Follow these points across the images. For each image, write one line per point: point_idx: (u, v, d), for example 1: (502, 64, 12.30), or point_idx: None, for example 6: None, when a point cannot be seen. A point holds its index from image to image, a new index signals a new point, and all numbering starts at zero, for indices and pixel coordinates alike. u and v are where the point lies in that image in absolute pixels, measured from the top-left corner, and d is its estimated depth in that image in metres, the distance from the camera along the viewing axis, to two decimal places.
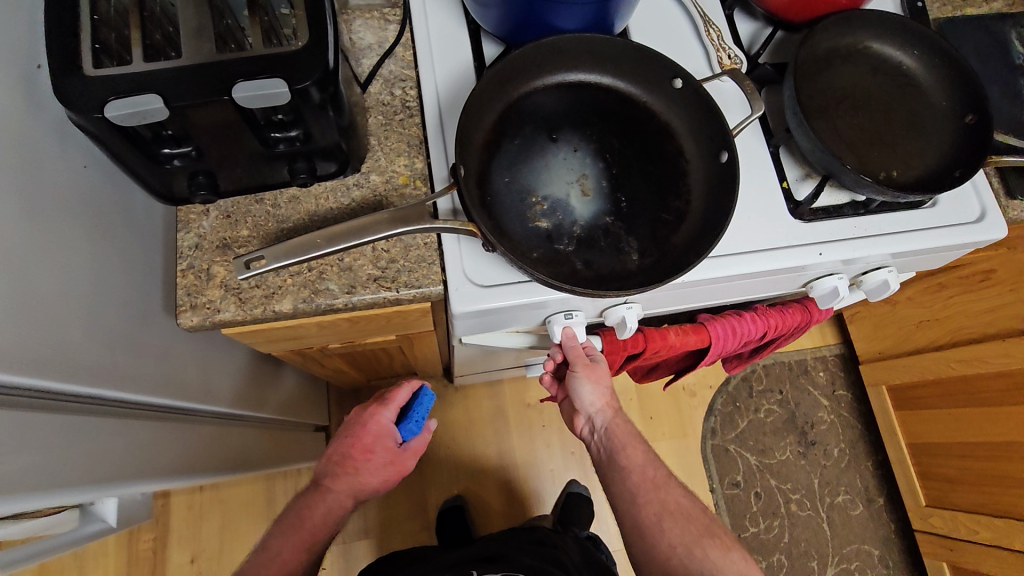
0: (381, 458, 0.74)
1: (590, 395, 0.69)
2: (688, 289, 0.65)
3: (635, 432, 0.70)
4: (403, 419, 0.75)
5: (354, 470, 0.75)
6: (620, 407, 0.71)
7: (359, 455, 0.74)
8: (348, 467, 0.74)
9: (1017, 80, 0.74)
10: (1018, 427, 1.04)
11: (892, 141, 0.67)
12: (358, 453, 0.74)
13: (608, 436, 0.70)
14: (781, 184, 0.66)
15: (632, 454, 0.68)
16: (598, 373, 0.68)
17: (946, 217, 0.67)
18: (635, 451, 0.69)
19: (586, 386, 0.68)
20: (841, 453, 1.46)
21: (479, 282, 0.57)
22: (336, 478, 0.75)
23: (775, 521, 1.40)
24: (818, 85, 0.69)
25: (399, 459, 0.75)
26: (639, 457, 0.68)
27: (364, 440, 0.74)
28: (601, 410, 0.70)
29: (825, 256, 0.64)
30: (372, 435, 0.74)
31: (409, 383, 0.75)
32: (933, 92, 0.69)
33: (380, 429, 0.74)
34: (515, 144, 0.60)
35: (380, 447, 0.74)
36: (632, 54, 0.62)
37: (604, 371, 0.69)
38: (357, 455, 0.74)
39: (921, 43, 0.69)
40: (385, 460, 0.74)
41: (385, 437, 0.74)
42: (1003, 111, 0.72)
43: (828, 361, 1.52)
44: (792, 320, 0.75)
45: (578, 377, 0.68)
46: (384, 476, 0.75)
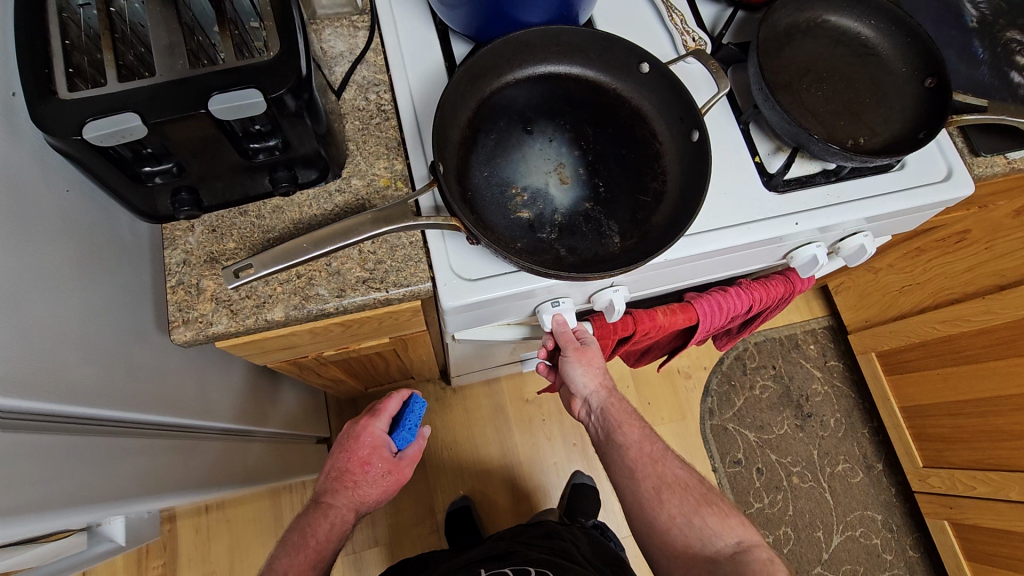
0: (380, 469, 0.76)
1: (583, 378, 0.70)
2: (672, 268, 0.66)
3: (631, 411, 0.72)
4: (396, 428, 0.77)
5: (354, 483, 0.76)
6: (614, 387, 0.72)
7: (357, 468, 0.75)
8: (347, 481, 0.75)
9: (972, 42, 0.76)
10: (1004, 380, 1.07)
11: (856, 109, 0.69)
12: (356, 466, 0.75)
13: (604, 417, 0.71)
14: (753, 159, 0.68)
15: (629, 432, 0.70)
16: (589, 355, 0.69)
17: (914, 179, 0.69)
18: (632, 430, 0.70)
19: (578, 370, 0.69)
20: (838, 422, 1.49)
21: (466, 276, 0.58)
22: (336, 493, 0.76)
23: (778, 495, 1.42)
24: (782, 60, 0.70)
25: (397, 467, 0.77)
26: (636, 436, 0.70)
27: (360, 453, 0.75)
28: (595, 392, 0.71)
29: (801, 225, 0.66)
30: (367, 447, 0.75)
31: (398, 392, 0.78)
32: (893, 59, 0.71)
33: (375, 440, 0.76)
34: (491, 138, 0.62)
35: (377, 458, 0.76)
36: (599, 43, 0.63)
37: (596, 353, 0.70)
38: (355, 469, 0.75)
39: (877, 13, 0.71)
40: (383, 470, 0.76)
41: (381, 448, 0.76)
42: (961, 73, 0.75)
43: (818, 334, 1.55)
44: (776, 292, 0.77)
45: (570, 362, 0.69)
46: (384, 486, 0.77)
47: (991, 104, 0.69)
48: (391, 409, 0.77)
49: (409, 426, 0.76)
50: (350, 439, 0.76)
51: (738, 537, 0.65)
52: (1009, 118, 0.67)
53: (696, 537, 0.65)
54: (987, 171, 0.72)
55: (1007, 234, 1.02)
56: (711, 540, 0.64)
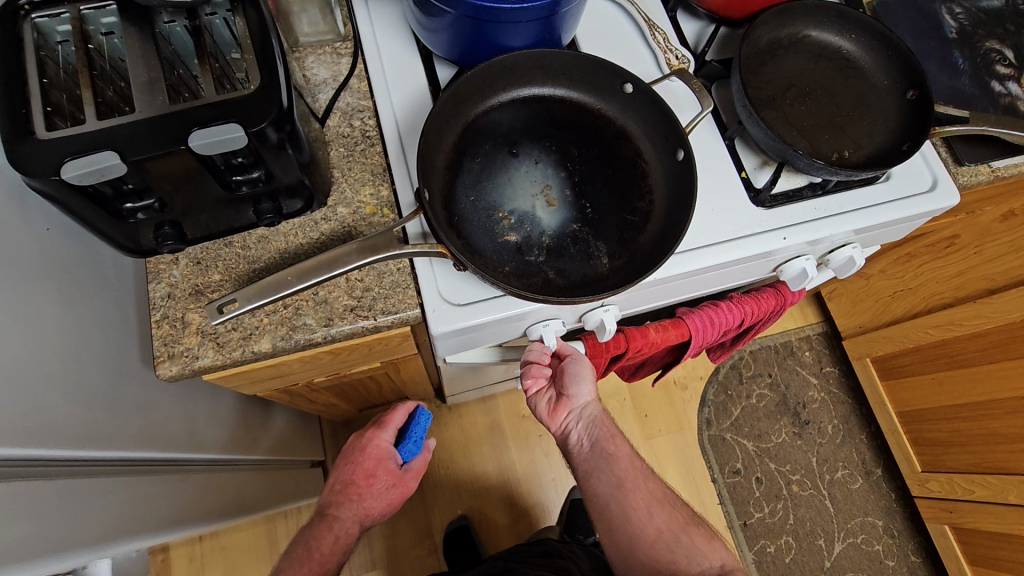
0: (384, 482, 0.76)
1: (589, 382, 0.69)
2: (662, 286, 0.66)
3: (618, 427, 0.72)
4: (402, 440, 0.76)
5: (359, 496, 0.76)
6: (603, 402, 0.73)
7: (363, 480, 0.76)
8: (352, 494, 0.76)
9: (951, 54, 0.77)
10: (997, 383, 1.07)
11: (841, 123, 0.70)
12: (361, 478, 0.76)
13: (594, 427, 0.70)
14: (739, 174, 0.68)
15: (620, 444, 0.70)
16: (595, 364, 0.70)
17: (900, 189, 0.69)
18: (622, 444, 0.71)
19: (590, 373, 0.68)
20: (835, 429, 1.49)
21: (454, 300, 0.58)
22: (341, 506, 0.76)
23: (778, 504, 1.41)
24: (764, 76, 0.71)
25: (402, 480, 0.77)
26: (625, 449, 0.70)
27: (366, 465, 0.75)
28: (592, 401, 0.70)
29: (789, 240, 0.66)
30: (373, 459, 0.75)
31: (406, 404, 0.76)
32: (874, 72, 0.72)
33: (381, 452, 0.75)
34: (476, 163, 0.61)
35: (382, 471, 0.76)
36: (581, 64, 0.63)
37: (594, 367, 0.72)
38: (361, 481, 0.76)
39: (858, 27, 0.72)
40: (388, 483, 0.76)
41: (386, 460, 0.76)
42: (943, 83, 0.75)
43: (812, 340, 1.55)
44: (767, 305, 0.77)
45: (581, 360, 0.69)
46: (389, 498, 0.77)
47: (971, 114, 0.70)
48: (396, 423, 0.75)
49: (417, 442, 0.76)
50: (355, 451, 0.76)
51: (723, 560, 0.67)
52: (990, 128, 0.68)
53: (684, 552, 0.66)
54: (972, 180, 0.73)
55: (995, 238, 1.03)
56: (698, 560, 0.65)
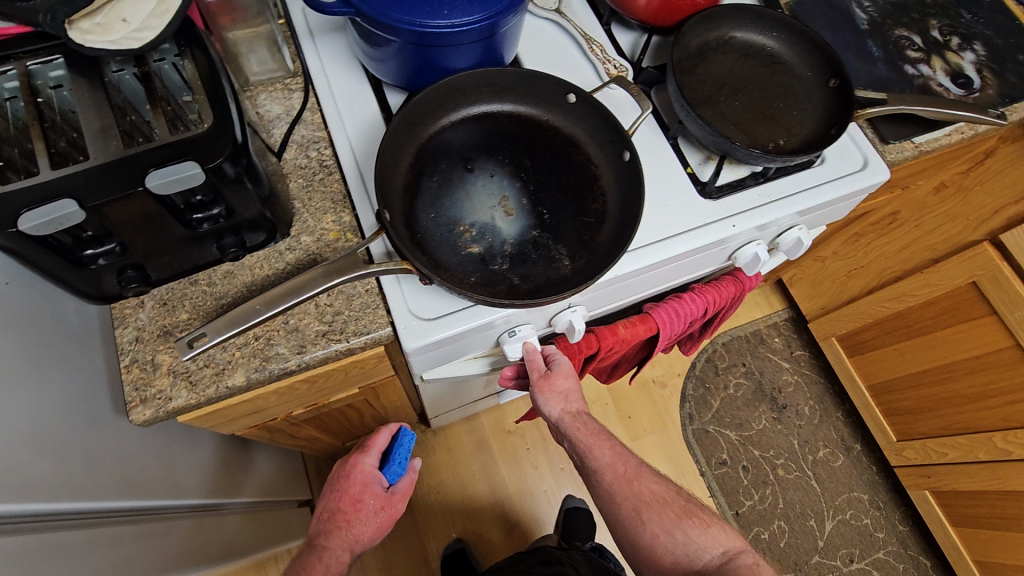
0: (372, 506, 0.76)
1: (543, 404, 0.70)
2: (625, 282, 0.69)
3: (602, 431, 0.70)
4: (386, 462, 0.77)
5: (347, 523, 0.75)
6: (582, 411, 0.71)
7: (350, 506, 0.75)
8: (340, 521, 0.75)
9: (865, 44, 0.83)
10: (952, 347, 1.13)
11: (773, 114, 0.74)
12: (349, 505, 0.76)
13: (574, 443, 0.70)
14: (685, 170, 0.72)
15: (601, 454, 0.69)
16: (551, 382, 0.71)
17: (835, 171, 0.75)
18: (604, 451, 0.69)
19: (541, 397, 0.70)
20: (812, 409, 1.53)
21: (425, 316, 0.59)
22: (329, 535, 0.74)
23: (767, 490, 1.44)
24: (699, 77, 0.75)
25: (390, 502, 0.77)
26: (610, 455, 0.69)
27: (352, 491, 0.76)
28: (561, 418, 0.70)
29: (738, 226, 0.70)
30: (358, 484, 0.76)
31: (386, 426, 0.78)
32: (798, 65, 0.77)
33: (365, 476, 0.76)
34: (433, 181, 0.63)
35: (369, 495, 0.76)
36: (525, 80, 0.67)
37: (558, 379, 0.71)
38: (347, 507, 0.75)
39: (778, 26, 0.77)
40: (376, 506, 0.76)
41: (371, 484, 0.76)
42: (862, 71, 0.81)
43: (780, 326, 1.61)
44: (728, 292, 0.81)
45: (535, 391, 0.71)
46: (379, 523, 0.76)
47: (889, 95, 0.75)
48: (379, 449, 0.77)
49: (401, 462, 0.76)
50: (341, 478, 0.77)
51: (724, 547, 0.65)
52: (907, 107, 0.73)
53: (682, 552, 0.65)
54: (899, 156, 0.78)
55: (932, 210, 1.10)
56: (698, 555, 0.64)
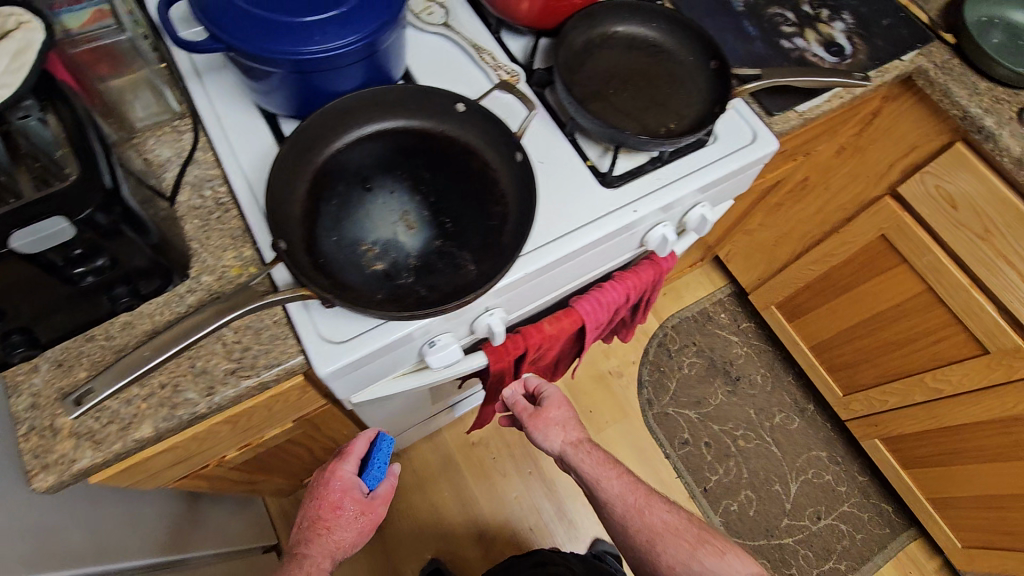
0: (351, 512, 0.74)
1: (541, 439, 0.78)
2: (540, 279, 0.70)
3: (606, 460, 0.75)
4: (366, 467, 0.76)
5: (326, 530, 0.73)
6: (582, 441, 0.76)
7: (329, 514, 0.73)
8: (320, 529, 0.73)
9: (742, 24, 0.87)
10: (875, 299, 1.19)
11: (662, 100, 0.77)
12: (328, 512, 0.73)
13: (579, 475, 0.76)
14: (585, 163, 0.74)
15: (609, 485, 0.74)
16: (541, 417, 0.77)
17: (726, 148, 0.78)
18: (612, 482, 0.74)
19: (538, 433, 0.77)
20: (764, 377, 1.58)
21: (336, 338, 0.59)
22: (309, 542, 0.72)
23: (730, 462, 1.48)
24: (587, 73, 0.78)
25: (370, 507, 0.75)
26: (619, 487, 0.74)
27: (331, 498, 0.74)
28: (562, 450, 0.77)
29: (640, 211, 0.72)
30: (337, 491, 0.74)
31: (364, 433, 0.76)
32: (681, 51, 0.80)
33: (345, 482, 0.74)
34: (333, 204, 0.63)
35: (348, 501, 0.74)
36: (415, 95, 0.68)
37: (547, 412, 0.78)
38: (327, 515, 0.73)
39: (656, 17, 0.81)
40: (356, 512, 0.74)
41: (350, 491, 0.74)
42: (742, 51, 0.85)
43: (725, 302, 1.66)
44: (647, 276, 0.84)
45: (530, 429, 0.78)
46: (360, 528, 0.74)
47: (764, 71, 0.79)
48: (358, 453, 0.76)
49: (380, 464, 0.75)
50: (320, 485, 0.75)
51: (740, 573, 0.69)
52: (780, 79, 0.78)
53: None
54: (785, 126, 0.82)
55: (837, 172, 1.16)
56: None
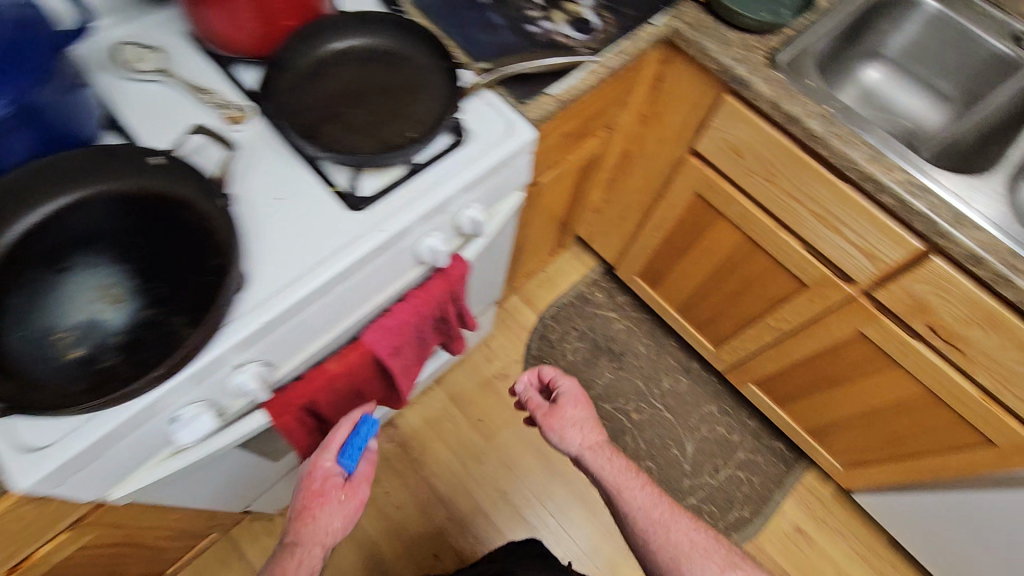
0: (337, 497, 0.69)
1: (553, 437, 0.84)
2: (294, 322, 0.66)
3: (625, 466, 0.80)
4: (341, 452, 0.71)
5: (312, 519, 0.68)
6: (608, 445, 0.82)
7: (314, 501, 0.68)
8: (305, 518, 0.68)
9: (488, 15, 0.85)
10: (710, 253, 1.23)
11: (401, 109, 0.74)
12: (311, 500, 0.68)
13: (593, 476, 0.80)
14: (329, 190, 0.70)
15: (631, 494, 0.77)
16: (552, 416, 0.85)
17: (479, 145, 0.77)
18: (634, 490, 0.78)
19: (551, 431, 0.84)
20: (647, 346, 1.60)
21: (32, 445, 0.54)
22: (296, 533, 0.67)
23: (627, 437, 1.49)
24: (318, 95, 0.74)
25: (353, 491, 0.70)
26: (642, 501, 0.77)
27: (313, 487, 0.69)
28: (579, 450, 0.82)
29: (390, 229, 0.69)
30: (318, 479, 0.69)
31: (343, 419, 0.73)
32: (418, 54, 0.77)
33: (323, 470, 0.70)
34: (21, 296, 0.55)
35: (332, 487, 0.69)
36: (101, 157, 0.62)
37: (558, 412, 0.85)
38: (311, 502, 0.68)
39: (384, 24, 0.77)
40: (341, 497, 0.69)
41: (331, 477, 0.70)
42: (488, 42, 0.83)
43: (598, 281, 1.67)
44: (438, 289, 0.81)
45: (544, 428, 0.85)
46: (348, 514, 0.69)
47: (494, 62, 0.81)
48: (337, 437, 0.72)
49: (357, 446, 0.71)
50: (302, 475, 0.71)
51: None
52: (507, 69, 0.79)
53: None
54: (540, 112, 0.80)
55: (647, 139, 1.17)
56: None
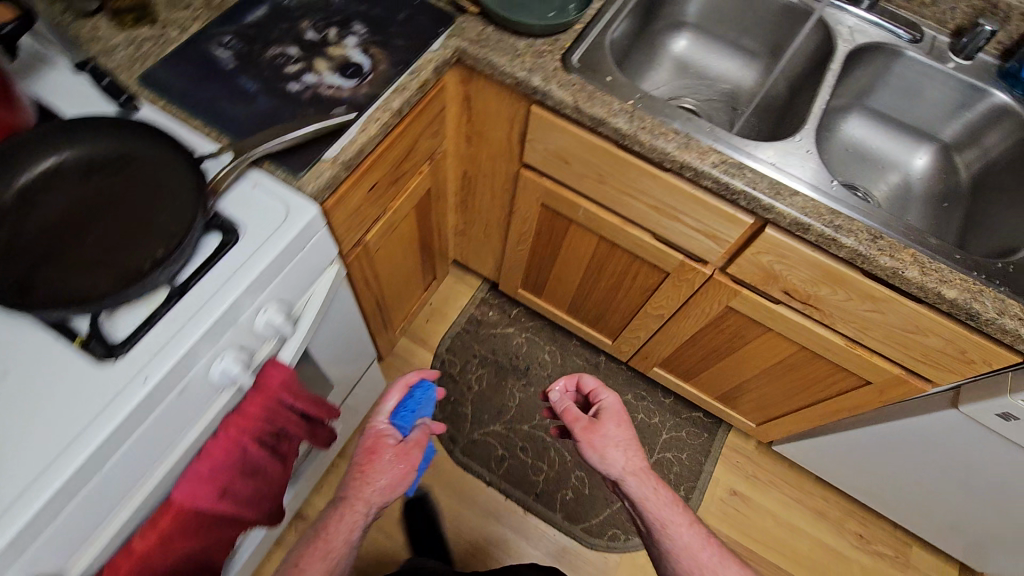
0: (389, 455, 0.73)
1: (592, 459, 0.78)
2: (57, 525, 0.53)
3: (674, 501, 0.77)
4: (395, 416, 0.79)
5: (365, 475, 0.72)
6: (654, 475, 0.78)
7: (366, 460, 0.73)
8: (358, 473, 0.72)
9: (238, 83, 0.74)
10: (576, 257, 1.18)
11: (141, 224, 0.62)
12: (366, 457, 0.73)
13: (638, 502, 0.76)
14: (74, 345, 0.58)
15: (679, 531, 0.75)
16: (593, 431, 0.79)
17: (255, 238, 0.65)
18: (684, 529, 0.75)
19: (589, 451, 0.78)
20: (551, 354, 1.56)
21: None
22: (347, 487, 0.72)
23: (551, 453, 1.44)
24: (30, 233, 0.60)
25: (405, 451, 0.74)
26: (687, 540, 0.74)
27: (369, 444, 0.75)
28: (622, 473, 0.77)
29: (154, 376, 0.57)
30: (372, 438, 0.75)
31: (395, 383, 0.80)
32: (151, 151, 0.65)
33: (378, 430, 0.76)
34: None
35: (384, 447, 0.74)
36: None
37: (602, 430, 0.79)
38: (365, 459, 0.73)
39: (101, 129, 0.65)
40: (393, 456, 0.73)
41: (384, 437, 0.75)
42: (243, 114, 0.72)
43: (487, 299, 1.60)
44: (257, 408, 0.69)
45: (581, 442, 0.79)
46: (397, 474, 0.73)
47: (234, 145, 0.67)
48: (392, 400, 0.78)
49: (410, 409, 0.79)
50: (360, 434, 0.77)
51: None
52: (251, 151, 0.66)
53: None
54: (320, 182, 0.70)
55: (479, 159, 1.10)
56: None
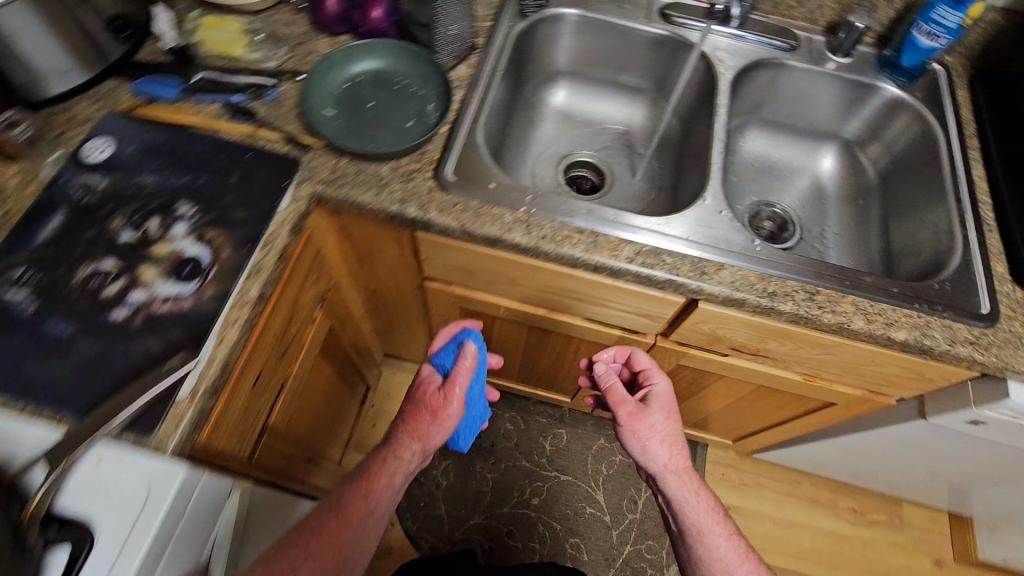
0: (438, 395, 0.75)
1: (632, 445, 0.79)
2: None
3: (714, 504, 0.76)
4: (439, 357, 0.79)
5: (415, 420, 0.74)
6: (694, 472, 0.78)
7: (419, 402, 0.75)
8: (409, 416, 0.75)
9: (45, 330, 0.59)
10: (511, 343, 1.08)
11: None
12: (419, 402, 0.75)
13: (672, 492, 0.76)
14: None
15: (714, 531, 0.74)
16: (638, 412, 0.80)
17: (111, 543, 0.50)
18: (722, 536, 0.73)
19: (630, 439, 0.79)
20: (512, 420, 1.47)
21: None
22: (397, 429, 0.74)
23: (539, 527, 1.37)
24: None
25: (444, 406, 0.74)
26: (724, 550, 0.72)
27: (419, 391, 0.77)
28: (665, 460, 0.77)
29: None
30: (421, 382, 0.78)
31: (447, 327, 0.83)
32: None
33: (428, 373, 0.79)
34: None
35: (432, 391, 0.76)
36: None
37: (649, 416, 0.80)
38: (420, 401, 0.75)
39: None
40: (434, 408, 0.74)
41: (429, 382, 0.78)
42: (60, 373, 0.57)
43: None
44: None
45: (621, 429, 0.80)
46: (435, 429, 0.73)
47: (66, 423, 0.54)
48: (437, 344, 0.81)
49: (450, 351, 0.79)
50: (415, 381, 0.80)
51: None
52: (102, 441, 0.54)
53: None
54: (180, 433, 0.56)
55: (377, 275, 0.98)
56: None
